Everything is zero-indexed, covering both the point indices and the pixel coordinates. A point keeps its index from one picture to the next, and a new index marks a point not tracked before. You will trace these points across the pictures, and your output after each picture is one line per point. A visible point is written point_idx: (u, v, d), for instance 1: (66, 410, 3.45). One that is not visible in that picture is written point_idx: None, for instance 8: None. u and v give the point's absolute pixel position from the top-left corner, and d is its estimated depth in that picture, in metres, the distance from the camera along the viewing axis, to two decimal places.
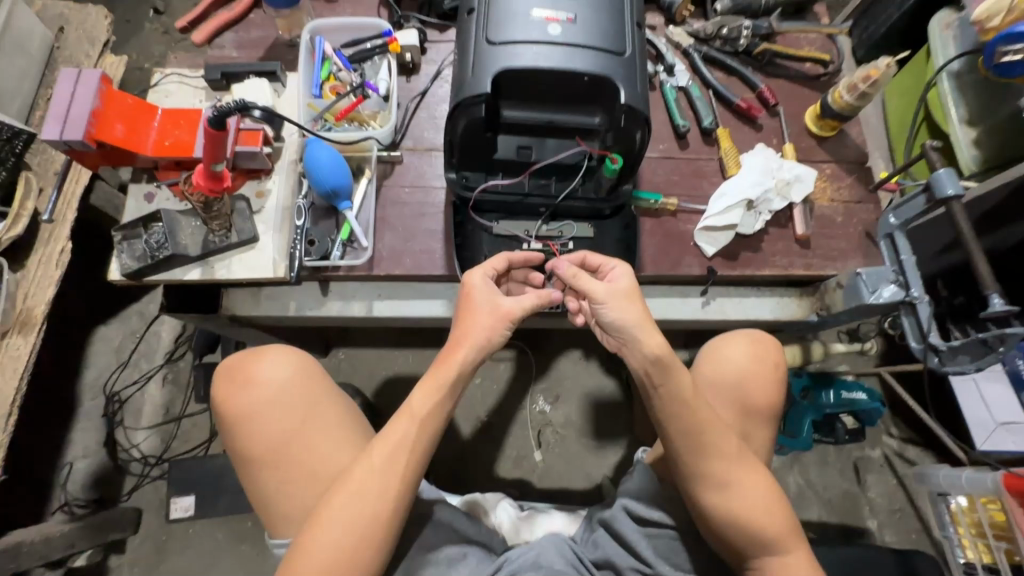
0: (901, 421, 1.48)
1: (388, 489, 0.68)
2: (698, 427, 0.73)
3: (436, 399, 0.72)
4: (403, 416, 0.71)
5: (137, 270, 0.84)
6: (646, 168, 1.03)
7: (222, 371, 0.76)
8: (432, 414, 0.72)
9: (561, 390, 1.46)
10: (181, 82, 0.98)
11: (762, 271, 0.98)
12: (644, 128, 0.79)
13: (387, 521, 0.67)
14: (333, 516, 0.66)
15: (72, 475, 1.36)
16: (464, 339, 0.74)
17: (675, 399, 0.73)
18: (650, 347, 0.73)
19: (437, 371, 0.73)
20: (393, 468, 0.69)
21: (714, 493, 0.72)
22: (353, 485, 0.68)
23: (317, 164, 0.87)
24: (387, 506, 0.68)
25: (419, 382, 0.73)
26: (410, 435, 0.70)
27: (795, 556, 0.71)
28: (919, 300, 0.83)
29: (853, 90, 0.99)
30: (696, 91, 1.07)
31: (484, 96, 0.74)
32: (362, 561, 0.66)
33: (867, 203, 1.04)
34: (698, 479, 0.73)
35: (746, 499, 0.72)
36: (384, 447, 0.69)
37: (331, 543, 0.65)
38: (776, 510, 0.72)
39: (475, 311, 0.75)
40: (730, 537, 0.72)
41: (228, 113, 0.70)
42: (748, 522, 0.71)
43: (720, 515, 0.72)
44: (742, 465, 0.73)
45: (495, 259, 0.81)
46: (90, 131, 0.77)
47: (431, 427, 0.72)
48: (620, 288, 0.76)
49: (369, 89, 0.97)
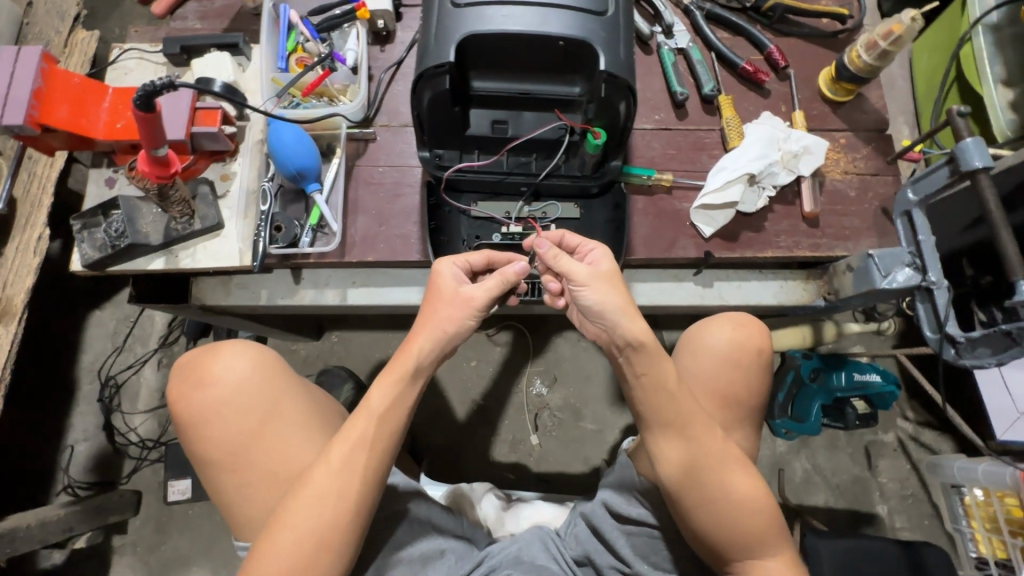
0: (917, 403, 1.41)
1: (348, 489, 0.64)
2: (678, 422, 0.67)
3: (396, 392, 0.68)
4: (361, 413, 0.67)
5: (99, 260, 0.81)
6: (640, 141, 0.94)
7: (178, 370, 0.73)
8: (393, 410, 0.67)
9: (558, 372, 1.41)
10: (140, 59, 0.93)
11: (765, 253, 0.90)
12: (629, 98, 0.72)
13: (346, 523, 0.63)
14: (288, 522, 0.62)
15: (74, 458, 1.37)
16: (425, 332, 0.70)
17: (651, 392, 0.68)
18: (630, 332, 0.67)
19: (396, 363, 0.69)
20: (352, 469, 0.65)
21: (695, 493, 0.67)
22: (309, 488, 0.64)
23: (280, 143, 0.81)
24: (346, 508, 0.63)
25: (378, 377, 0.69)
26: (369, 433, 0.66)
27: (777, 559, 0.66)
28: (936, 285, 0.76)
29: (873, 48, 0.89)
30: (697, 54, 0.97)
31: (448, 66, 0.69)
32: (321, 567, 0.62)
33: (885, 174, 0.95)
34: (678, 479, 0.67)
35: (728, 500, 0.66)
36: (342, 446, 0.65)
37: (288, 550, 0.61)
38: (761, 511, 0.67)
39: (438, 300, 0.71)
40: (710, 539, 0.67)
41: (158, 92, 0.65)
42: (729, 524, 0.66)
43: (700, 517, 0.66)
44: (726, 463, 0.68)
45: (473, 254, 0.76)
46: (33, 115, 0.73)
47: (392, 423, 0.67)
48: (600, 268, 0.70)
49: (336, 60, 0.90)
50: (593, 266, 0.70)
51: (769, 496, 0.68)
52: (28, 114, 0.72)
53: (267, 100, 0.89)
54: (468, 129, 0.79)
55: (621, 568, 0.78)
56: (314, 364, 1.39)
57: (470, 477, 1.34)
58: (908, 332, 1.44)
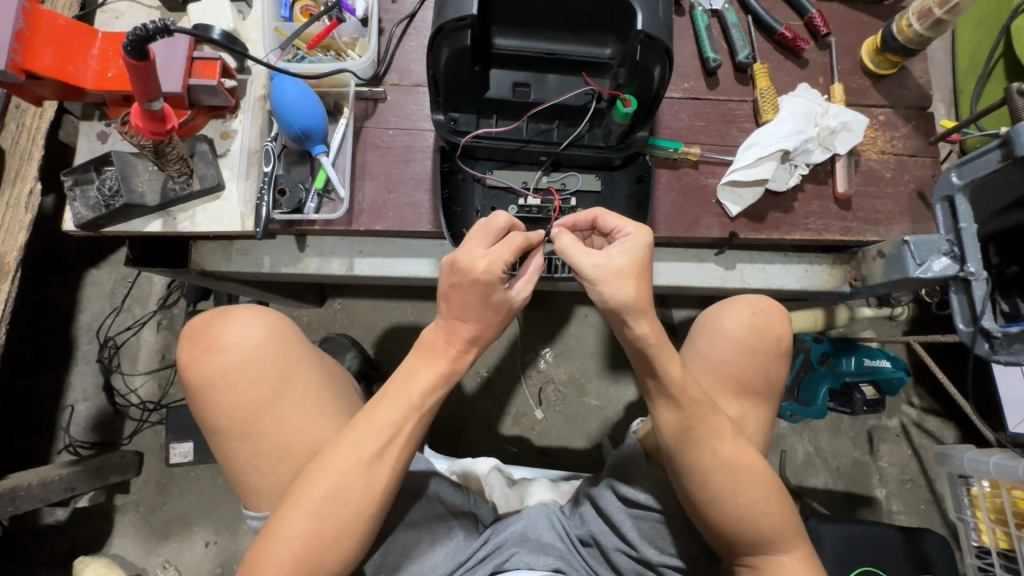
0: (924, 390, 1.39)
1: (375, 480, 0.61)
2: (691, 420, 0.65)
3: (435, 381, 0.64)
4: (397, 400, 0.63)
5: (92, 221, 0.77)
6: (667, 110, 0.88)
7: (187, 333, 0.69)
8: (429, 398, 0.64)
9: (564, 346, 1.39)
10: (132, 1, 0.86)
11: (792, 235, 0.86)
12: (665, 61, 0.67)
13: (370, 511, 0.61)
14: (310, 506, 0.60)
15: (74, 417, 1.36)
16: (459, 322, 0.64)
17: (667, 387, 0.64)
18: (648, 327, 0.63)
19: (433, 349, 0.65)
20: (378, 453, 0.62)
21: (707, 492, 0.65)
22: (331, 473, 0.60)
23: (282, 100, 0.76)
24: (371, 496, 0.61)
25: (417, 360, 0.65)
26: (401, 418, 0.63)
27: (792, 554, 0.65)
28: (975, 276, 0.74)
29: (926, 17, 0.82)
30: (732, 17, 0.90)
31: (470, 19, 0.64)
32: (337, 552, 0.60)
33: (924, 156, 0.90)
34: (696, 472, 0.65)
35: (739, 502, 0.64)
36: (375, 434, 0.62)
37: (304, 534, 0.59)
38: (772, 511, 0.65)
39: (466, 302, 0.63)
40: (721, 533, 0.65)
41: (150, 37, 0.59)
42: (738, 522, 0.64)
43: (711, 511, 0.65)
44: (741, 456, 0.66)
45: (510, 246, 0.63)
46: (16, 60, 0.67)
47: (426, 411, 0.64)
48: (617, 267, 0.62)
49: (345, 10, 0.83)
50: (608, 260, 0.63)
51: (782, 495, 0.66)
52: (9, 58, 0.66)
53: (269, 52, 0.83)
54: (487, 91, 0.74)
55: (627, 550, 0.76)
56: (316, 331, 1.36)
57: (471, 449, 1.33)
58: (923, 319, 1.41)
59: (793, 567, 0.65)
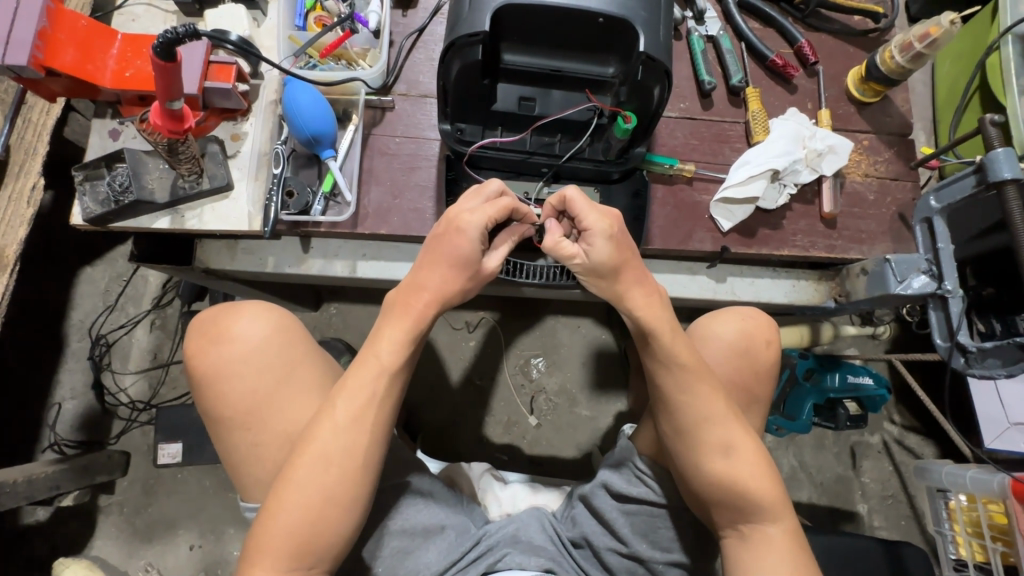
0: (905, 408, 1.44)
1: (357, 443, 0.63)
2: (679, 419, 0.68)
3: (404, 344, 0.66)
4: (370, 364, 0.65)
5: (101, 216, 0.78)
6: (664, 128, 0.92)
7: (196, 327, 0.70)
8: (400, 361, 0.66)
9: (557, 356, 1.41)
10: (149, 5, 0.88)
11: (780, 251, 0.90)
12: (664, 82, 0.71)
13: (356, 479, 0.62)
14: (299, 478, 0.61)
15: (61, 416, 1.34)
16: (422, 285, 0.68)
17: (662, 357, 0.69)
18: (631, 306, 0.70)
19: (399, 312, 0.68)
20: (360, 423, 0.63)
21: (695, 455, 0.67)
22: (315, 445, 0.62)
23: (295, 106, 0.78)
24: (356, 462, 0.62)
25: (387, 325, 0.68)
26: (374, 381, 0.65)
27: (777, 528, 0.66)
28: (951, 294, 0.77)
29: (907, 50, 0.88)
30: (727, 43, 0.95)
31: (482, 36, 0.67)
32: (329, 524, 0.61)
33: (905, 180, 0.94)
34: (683, 438, 0.68)
35: (731, 465, 0.66)
36: (351, 398, 0.64)
37: (297, 505, 0.60)
38: (761, 477, 0.66)
39: (442, 258, 0.68)
40: (705, 497, 0.67)
41: (179, 41, 0.62)
42: (721, 485, 0.66)
43: (696, 473, 0.67)
44: (733, 428, 0.68)
45: (496, 210, 0.68)
46: (37, 57, 0.69)
47: (397, 372, 0.66)
48: (594, 264, 0.69)
49: (358, 22, 0.86)
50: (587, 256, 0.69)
51: (771, 473, 0.67)
52: (31, 56, 0.68)
53: (283, 59, 0.86)
54: (494, 104, 0.78)
55: (619, 549, 0.77)
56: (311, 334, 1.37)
57: (463, 456, 1.34)
58: (904, 338, 1.45)
59: (780, 542, 0.65)
